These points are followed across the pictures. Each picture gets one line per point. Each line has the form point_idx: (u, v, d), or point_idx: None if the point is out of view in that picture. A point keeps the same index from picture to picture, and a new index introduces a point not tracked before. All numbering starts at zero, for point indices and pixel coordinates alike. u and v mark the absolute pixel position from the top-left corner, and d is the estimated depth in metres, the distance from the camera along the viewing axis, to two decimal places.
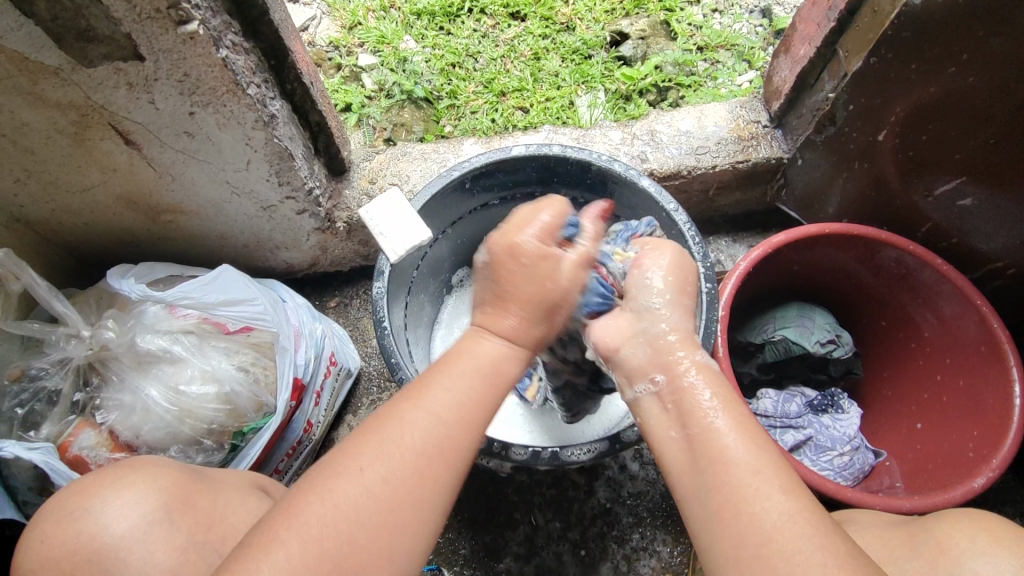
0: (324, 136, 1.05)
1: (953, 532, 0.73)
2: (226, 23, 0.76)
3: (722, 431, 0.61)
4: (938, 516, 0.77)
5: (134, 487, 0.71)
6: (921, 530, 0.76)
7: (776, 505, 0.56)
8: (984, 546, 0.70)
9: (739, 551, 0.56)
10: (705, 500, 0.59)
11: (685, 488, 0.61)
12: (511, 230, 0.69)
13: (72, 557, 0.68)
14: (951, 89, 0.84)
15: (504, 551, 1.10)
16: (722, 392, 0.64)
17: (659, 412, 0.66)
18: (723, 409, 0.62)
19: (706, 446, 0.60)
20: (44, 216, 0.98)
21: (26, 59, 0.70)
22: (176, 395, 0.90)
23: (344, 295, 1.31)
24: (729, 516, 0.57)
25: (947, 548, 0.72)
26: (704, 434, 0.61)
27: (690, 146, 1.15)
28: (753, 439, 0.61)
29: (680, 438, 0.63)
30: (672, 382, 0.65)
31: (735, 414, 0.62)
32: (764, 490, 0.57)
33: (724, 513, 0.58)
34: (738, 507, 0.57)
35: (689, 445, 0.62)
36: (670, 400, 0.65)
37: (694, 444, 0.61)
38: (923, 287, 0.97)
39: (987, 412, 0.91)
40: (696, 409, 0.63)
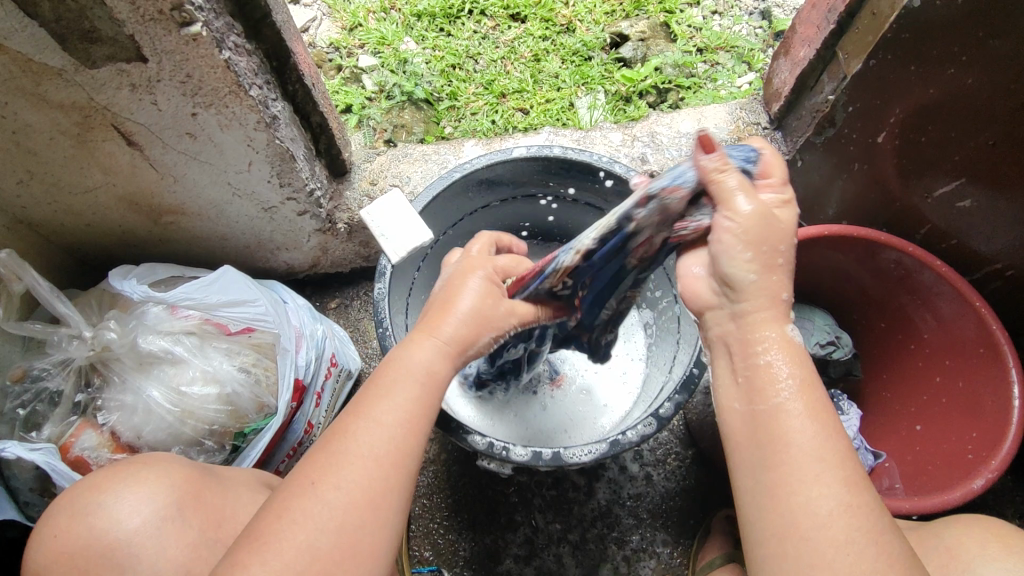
0: (325, 137, 1.05)
1: (967, 540, 0.74)
2: (229, 24, 0.77)
3: (793, 411, 0.59)
4: (949, 523, 0.78)
5: (147, 482, 0.72)
6: (934, 536, 0.77)
7: (834, 494, 0.56)
8: (996, 552, 0.72)
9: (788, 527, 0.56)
10: (765, 478, 0.58)
11: (739, 445, 0.61)
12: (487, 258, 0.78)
13: (85, 551, 0.69)
14: (951, 91, 0.85)
15: (505, 553, 1.10)
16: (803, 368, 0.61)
17: (730, 380, 0.63)
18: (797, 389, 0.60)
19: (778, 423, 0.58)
20: (46, 217, 0.98)
21: (29, 61, 0.70)
22: (178, 397, 0.90)
23: (345, 296, 1.31)
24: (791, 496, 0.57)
25: (958, 553, 0.73)
26: (771, 411, 0.59)
27: (690, 148, 1.15)
28: (822, 420, 0.59)
29: (745, 410, 0.61)
30: (747, 358, 0.62)
31: (810, 395, 0.60)
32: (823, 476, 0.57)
33: (777, 488, 0.58)
34: (791, 486, 0.57)
35: (753, 418, 0.60)
36: (743, 374, 0.62)
37: (759, 417, 0.60)
38: (923, 288, 0.97)
39: (986, 413, 0.91)
40: (768, 386, 0.60)
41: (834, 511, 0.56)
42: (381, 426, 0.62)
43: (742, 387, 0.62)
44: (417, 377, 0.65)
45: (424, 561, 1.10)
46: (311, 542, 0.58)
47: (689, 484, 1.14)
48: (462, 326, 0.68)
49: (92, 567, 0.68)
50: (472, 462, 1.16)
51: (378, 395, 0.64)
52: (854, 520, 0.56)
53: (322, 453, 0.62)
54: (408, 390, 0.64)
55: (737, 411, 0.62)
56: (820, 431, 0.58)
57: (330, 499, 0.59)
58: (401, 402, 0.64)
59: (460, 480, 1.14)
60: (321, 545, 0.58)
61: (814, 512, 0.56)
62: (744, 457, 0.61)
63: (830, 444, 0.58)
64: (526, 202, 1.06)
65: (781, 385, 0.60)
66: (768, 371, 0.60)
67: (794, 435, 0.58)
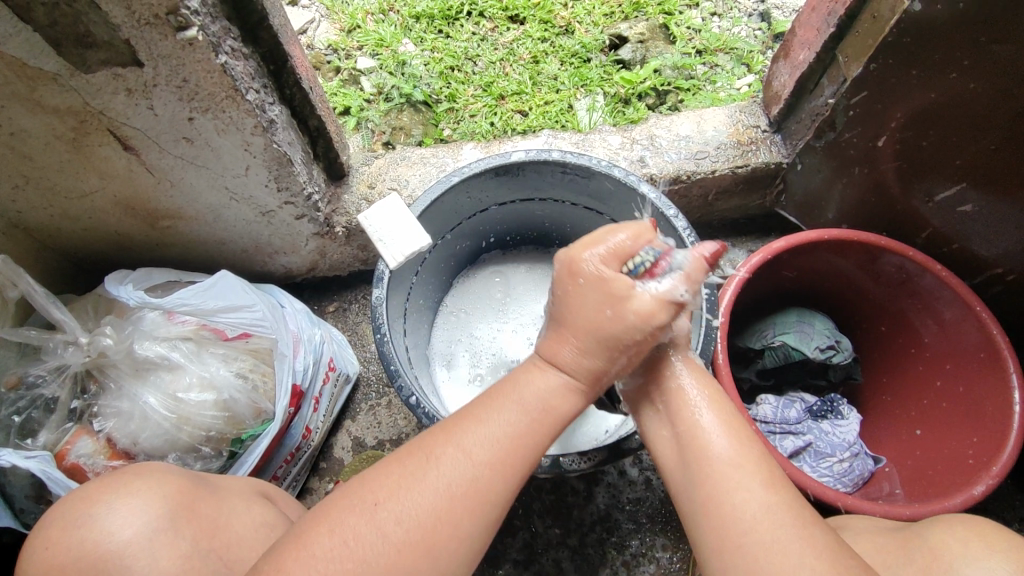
0: (323, 141, 1.05)
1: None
2: (226, 28, 0.76)
3: (708, 425, 0.68)
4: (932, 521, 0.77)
5: (138, 493, 0.71)
6: (916, 536, 0.76)
7: (756, 496, 0.62)
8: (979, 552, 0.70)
9: (720, 539, 0.62)
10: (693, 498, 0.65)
11: (672, 472, 0.69)
12: (579, 246, 0.68)
13: (76, 563, 0.67)
14: (951, 95, 0.84)
15: (504, 558, 1.10)
16: (708, 386, 0.71)
17: (656, 413, 0.72)
18: (709, 407, 0.69)
19: (695, 441, 0.67)
20: (42, 221, 0.98)
21: (25, 66, 0.70)
22: (175, 403, 0.89)
23: (343, 299, 1.31)
24: (712, 507, 0.63)
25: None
26: (690, 430, 0.68)
27: (689, 151, 1.14)
28: (735, 431, 0.67)
29: (672, 435, 0.70)
30: (660, 385, 0.72)
31: (719, 408, 0.69)
32: (744, 482, 0.64)
33: (710, 505, 0.63)
34: (720, 499, 0.63)
35: (677, 440, 0.69)
36: (659, 401, 0.72)
37: (681, 439, 0.68)
38: (923, 292, 0.96)
39: (987, 417, 0.91)
40: (682, 408, 0.70)
41: (756, 514, 0.61)
42: (463, 455, 0.62)
43: (664, 414, 0.71)
44: (526, 405, 0.65)
45: None
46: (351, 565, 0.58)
47: None
48: (575, 350, 0.66)
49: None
50: None
51: (472, 422, 0.64)
52: (780, 519, 0.61)
53: (402, 467, 0.62)
54: (509, 416, 0.65)
55: (667, 436, 0.70)
56: (733, 444, 0.66)
57: (391, 531, 0.59)
58: (497, 430, 0.64)
59: None
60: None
61: (743, 519, 0.62)
62: (677, 480, 0.68)
63: (746, 453, 0.66)
64: (525, 205, 1.06)
65: (692, 404, 0.69)
66: (678, 391, 0.70)
67: (713, 446, 0.66)
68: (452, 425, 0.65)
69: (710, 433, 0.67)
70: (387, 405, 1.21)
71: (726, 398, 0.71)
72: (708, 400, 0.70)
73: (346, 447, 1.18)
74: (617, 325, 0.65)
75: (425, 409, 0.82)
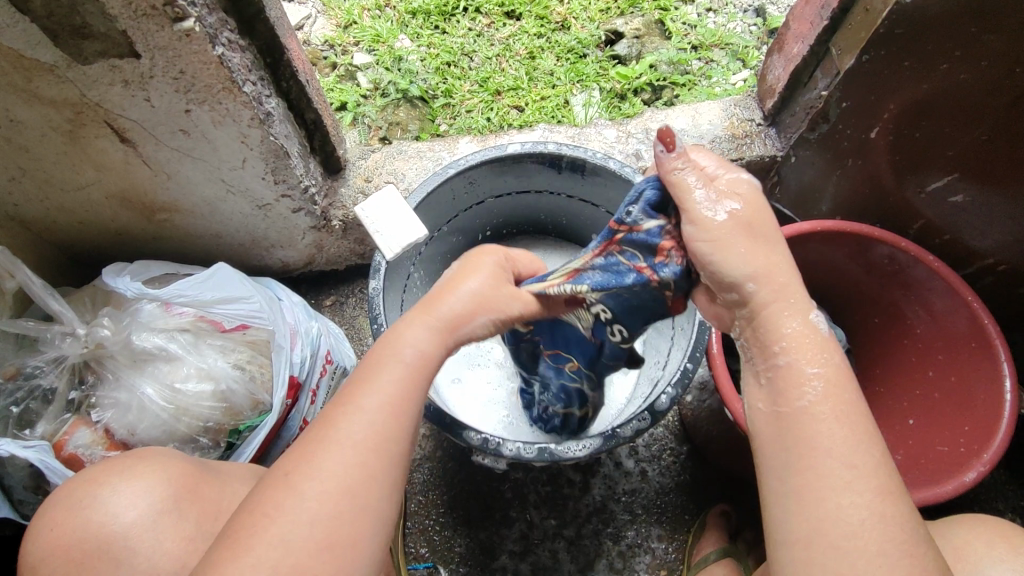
0: (319, 134, 1.05)
1: (972, 537, 0.75)
2: (222, 20, 0.76)
3: (821, 416, 0.59)
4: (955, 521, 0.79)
5: (144, 476, 0.72)
6: (940, 535, 0.77)
7: (863, 500, 0.56)
8: (1002, 553, 0.73)
9: (808, 536, 0.56)
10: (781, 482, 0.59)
11: (764, 454, 0.61)
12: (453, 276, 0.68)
13: (82, 545, 0.69)
14: (942, 87, 0.85)
15: (500, 549, 1.10)
16: (835, 366, 0.61)
17: (757, 386, 0.63)
18: (825, 391, 0.60)
19: (799, 424, 0.59)
20: (38, 214, 0.98)
21: (21, 57, 0.70)
22: (172, 393, 0.90)
23: (340, 293, 1.31)
24: (805, 498, 0.57)
25: (965, 553, 0.74)
26: (797, 413, 0.60)
27: (685, 144, 1.15)
28: (850, 425, 0.59)
29: (770, 412, 0.62)
30: (768, 360, 0.62)
31: (841, 401, 0.59)
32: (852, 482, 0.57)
33: (802, 493, 0.57)
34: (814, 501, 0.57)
35: (779, 422, 0.61)
36: (766, 377, 0.62)
37: (784, 421, 0.60)
38: (914, 282, 0.97)
39: (978, 406, 0.92)
40: (792, 390, 0.60)
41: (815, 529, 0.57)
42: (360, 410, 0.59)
43: (766, 389, 0.62)
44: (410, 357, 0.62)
45: (419, 558, 1.10)
46: (276, 535, 0.54)
47: (683, 479, 1.14)
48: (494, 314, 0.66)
49: (89, 560, 0.68)
50: (468, 460, 1.16)
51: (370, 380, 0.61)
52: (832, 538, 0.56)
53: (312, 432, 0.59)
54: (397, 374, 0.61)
55: (762, 411, 0.62)
56: (844, 437, 0.58)
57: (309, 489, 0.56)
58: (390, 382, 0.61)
59: (455, 478, 1.14)
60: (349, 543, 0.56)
61: (843, 519, 0.56)
62: (767, 460, 0.61)
63: (859, 453, 0.58)
64: (522, 197, 1.06)
65: (807, 386, 0.60)
66: (789, 371, 0.61)
67: (820, 437, 0.58)
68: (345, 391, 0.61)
69: (818, 431, 0.59)
70: None
71: (853, 384, 0.61)
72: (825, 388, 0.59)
73: None
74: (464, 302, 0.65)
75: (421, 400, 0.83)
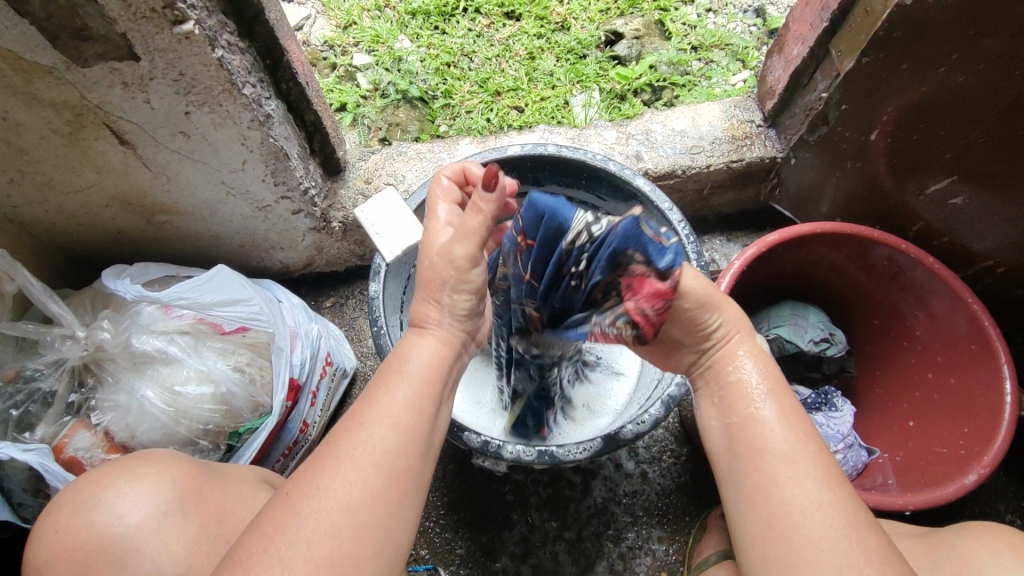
0: (319, 136, 1.05)
1: (977, 547, 0.75)
2: (222, 22, 0.76)
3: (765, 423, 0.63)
4: (960, 529, 0.79)
5: (148, 478, 0.72)
6: (943, 543, 0.78)
7: (806, 491, 0.59)
8: (1004, 559, 0.73)
9: (765, 531, 0.60)
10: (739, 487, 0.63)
11: (723, 463, 0.66)
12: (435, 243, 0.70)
13: (85, 546, 0.68)
14: (942, 89, 0.85)
15: (501, 551, 1.10)
16: (770, 376, 0.67)
17: (708, 400, 0.69)
18: (769, 399, 0.65)
19: (750, 424, 0.64)
20: (37, 217, 0.98)
21: (21, 59, 0.70)
22: (172, 396, 0.90)
23: (340, 295, 1.31)
24: (756, 499, 0.61)
25: (969, 562, 0.74)
26: (744, 422, 0.64)
27: (685, 145, 1.15)
28: (799, 427, 0.63)
29: (721, 425, 0.67)
30: (717, 379, 0.68)
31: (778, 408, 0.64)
32: (795, 476, 0.60)
33: (754, 495, 0.61)
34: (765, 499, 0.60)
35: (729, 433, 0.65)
36: (718, 391, 0.68)
37: (733, 430, 0.65)
38: (916, 284, 0.97)
39: (978, 408, 0.92)
40: (738, 401, 0.66)
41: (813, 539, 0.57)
42: (367, 430, 0.58)
43: (717, 404, 0.68)
44: (415, 377, 0.62)
45: (420, 560, 1.10)
46: (289, 552, 0.53)
47: (683, 481, 1.14)
48: None
49: (93, 563, 0.68)
50: (468, 462, 1.16)
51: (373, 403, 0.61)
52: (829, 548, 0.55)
53: None
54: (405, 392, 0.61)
55: (715, 427, 0.67)
56: (791, 438, 0.62)
57: (307, 507, 0.55)
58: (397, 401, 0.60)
59: (456, 480, 1.14)
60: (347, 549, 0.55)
61: (797, 518, 0.59)
62: (725, 468, 0.65)
63: (801, 449, 0.61)
64: None
65: (753, 395, 0.65)
66: (737, 386, 0.66)
67: (767, 440, 0.62)
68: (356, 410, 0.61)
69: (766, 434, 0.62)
70: None
71: (788, 391, 0.66)
72: (768, 394, 0.65)
73: None
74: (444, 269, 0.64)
75: None
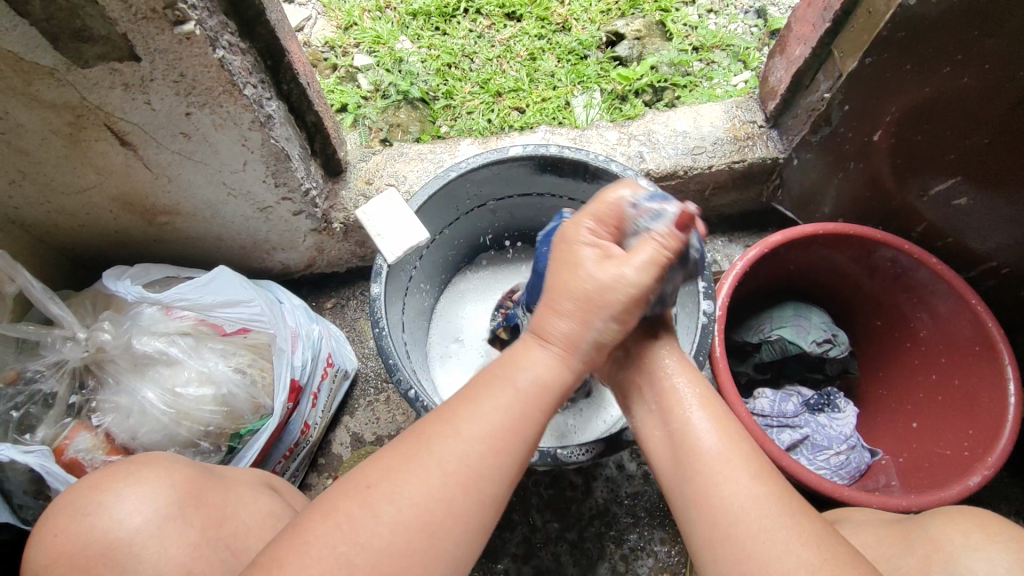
0: (320, 137, 1.05)
1: (949, 529, 0.72)
2: (223, 23, 0.76)
3: (700, 425, 0.67)
4: (932, 514, 0.76)
5: (147, 482, 0.72)
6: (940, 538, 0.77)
7: (742, 488, 0.62)
8: None
9: (714, 533, 0.61)
10: (684, 494, 0.65)
11: (666, 472, 0.68)
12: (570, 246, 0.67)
13: (86, 551, 0.68)
14: (946, 88, 0.85)
15: (502, 552, 1.10)
16: (700, 385, 0.70)
17: (649, 412, 0.71)
18: (701, 406, 0.68)
19: (686, 433, 0.67)
20: (38, 218, 0.98)
21: (21, 60, 0.70)
22: (173, 398, 0.89)
23: (341, 296, 1.31)
24: (699, 504, 0.63)
25: (941, 545, 0.71)
26: (682, 428, 0.67)
27: (687, 146, 1.15)
28: (725, 429, 0.67)
29: (663, 434, 0.69)
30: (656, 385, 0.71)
31: (710, 406, 0.69)
32: (733, 474, 0.63)
33: (698, 498, 0.63)
34: (709, 491, 0.63)
35: (671, 438, 0.68)
36: (653, 398, 0.71)
37: (674, 436, 0.68)
38: (919, 285, 0.97)
39: (983, 409, 0.91)
40: (676, 405, 0.69)
41: None
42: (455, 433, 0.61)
43: (657, 412, 0.70)
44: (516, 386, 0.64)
45: None
46: None
47: None
48: None
49: (92, 567, 0.67)
50: None
51: (462, 405, 0.63)
52: None
53: None
54: (507, 400, 0.63)
55: (658, 435, 0.70)
56: (721, 438, 0.66)
57: (385, 513, 0.57)
58: (486, 411, 0.62)
59: None
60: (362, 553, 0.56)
61: (733, 513, 0.61)
62: (669, 475, 0.67)
63: (735, 449, 0.65)
64: (523, 199, 1.05)
65: (686, 403, 0.69)
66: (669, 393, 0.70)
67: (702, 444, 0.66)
68: (442, 409, 0.63)
69: (701, 431, 0.66)
70: (386, 401, 1.22)
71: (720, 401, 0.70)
72: (699, 400, 0.69)
73: (344, 443, 1.18)
74: (616, 292, 0.64)
75: (424, 403, 0.81)
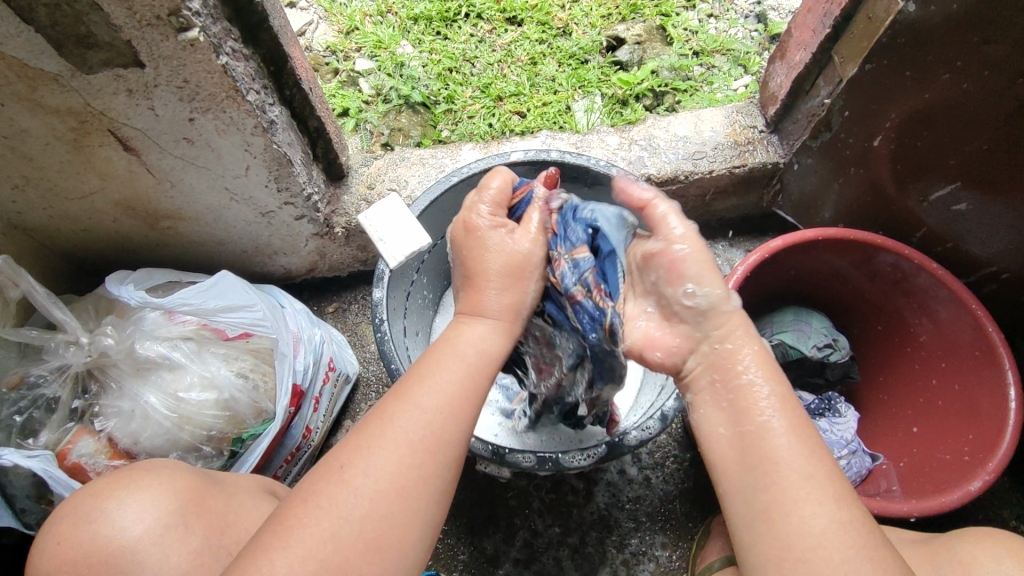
0: (322, 142, 1.05)
1: (978, 553, 0.73)
2: (226, 29, 0.76)
3: (777, 430, 0.61)
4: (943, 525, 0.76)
5: (149, 490, 0.72)
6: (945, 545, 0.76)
7: (824, 511, 0.58)
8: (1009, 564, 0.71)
9: (791, 552, 0.58)
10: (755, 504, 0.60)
11: (731, 476, 0.62)
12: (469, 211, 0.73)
13: (87, 559, 0.68)
14: (947, 95, 0.85)
15: (504, 557, 1.10)
16: (778, 385, 0.63)
17: (713, 406, 0.64)
18: (778, 410, 0.61)
19: (760, 440, 0.61)
20: (41, 222, 0.98)
21: (26, 67, 0.70)
22: (175, 402, 0.90)
23: (343, 299, 1.31)
24: (772, 519, 0.59)
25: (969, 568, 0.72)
26: (757, 433, 0.61)
27: (687, 151, 1.15)
28: (803, 437, 0.61)
29: (733, 434, 0.62)
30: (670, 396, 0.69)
31: (790, 409, 0.61)
32: (814, 493, 0.58)
33: (769, 513, 0.59)
34: (787, 507, 0.58)
35: (740, 442, 0.62)
36: (724, 396, 0.63)
37: (748, 441, 0.61)
38: (919, 291, 0.97)
39: (983, 414, 0.92)
40: (752, 409, 0.62)
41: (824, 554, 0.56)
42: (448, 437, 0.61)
43: (727, 412, 0.63)
44: None
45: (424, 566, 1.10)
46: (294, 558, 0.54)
47: (688, 487, 1.13)
48: None
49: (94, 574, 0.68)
50: (470, 466, 1.16)
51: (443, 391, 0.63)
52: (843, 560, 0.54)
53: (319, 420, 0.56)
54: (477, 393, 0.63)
55: (724, 435, 0.63)
56: (800, 451, 0.60)
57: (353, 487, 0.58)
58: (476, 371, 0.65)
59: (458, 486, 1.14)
60: (336, 536, 0.56)
61: (798, 531, 0.58)
62: (734, 481, 0.62)
63: (816, 463, 0.60)
64: None
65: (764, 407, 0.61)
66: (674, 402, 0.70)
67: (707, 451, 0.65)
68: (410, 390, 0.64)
69: (780, 441, 0.60)
70: None
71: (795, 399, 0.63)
72: (779, 406, 0.61)
73: None
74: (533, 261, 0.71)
75: None
